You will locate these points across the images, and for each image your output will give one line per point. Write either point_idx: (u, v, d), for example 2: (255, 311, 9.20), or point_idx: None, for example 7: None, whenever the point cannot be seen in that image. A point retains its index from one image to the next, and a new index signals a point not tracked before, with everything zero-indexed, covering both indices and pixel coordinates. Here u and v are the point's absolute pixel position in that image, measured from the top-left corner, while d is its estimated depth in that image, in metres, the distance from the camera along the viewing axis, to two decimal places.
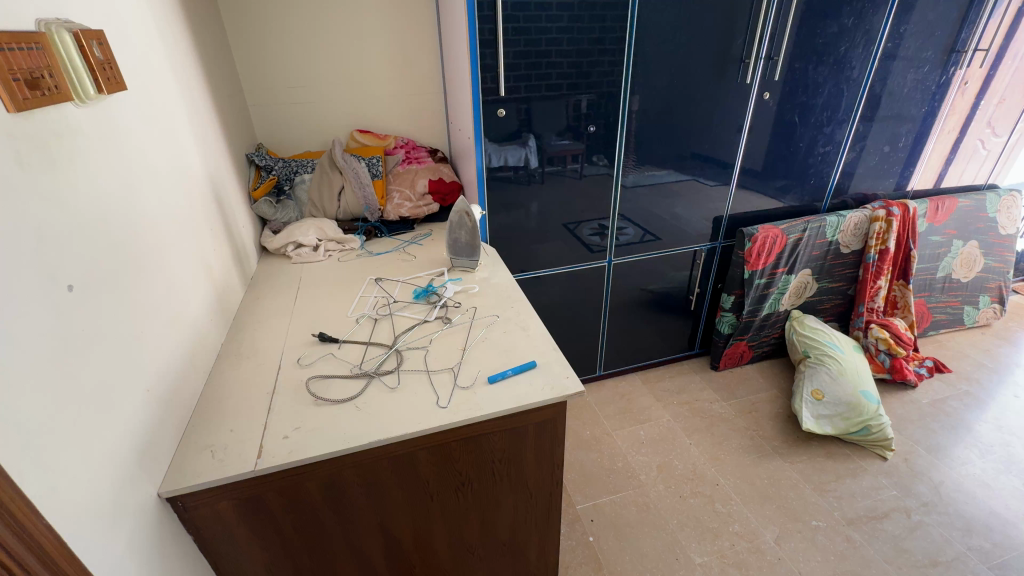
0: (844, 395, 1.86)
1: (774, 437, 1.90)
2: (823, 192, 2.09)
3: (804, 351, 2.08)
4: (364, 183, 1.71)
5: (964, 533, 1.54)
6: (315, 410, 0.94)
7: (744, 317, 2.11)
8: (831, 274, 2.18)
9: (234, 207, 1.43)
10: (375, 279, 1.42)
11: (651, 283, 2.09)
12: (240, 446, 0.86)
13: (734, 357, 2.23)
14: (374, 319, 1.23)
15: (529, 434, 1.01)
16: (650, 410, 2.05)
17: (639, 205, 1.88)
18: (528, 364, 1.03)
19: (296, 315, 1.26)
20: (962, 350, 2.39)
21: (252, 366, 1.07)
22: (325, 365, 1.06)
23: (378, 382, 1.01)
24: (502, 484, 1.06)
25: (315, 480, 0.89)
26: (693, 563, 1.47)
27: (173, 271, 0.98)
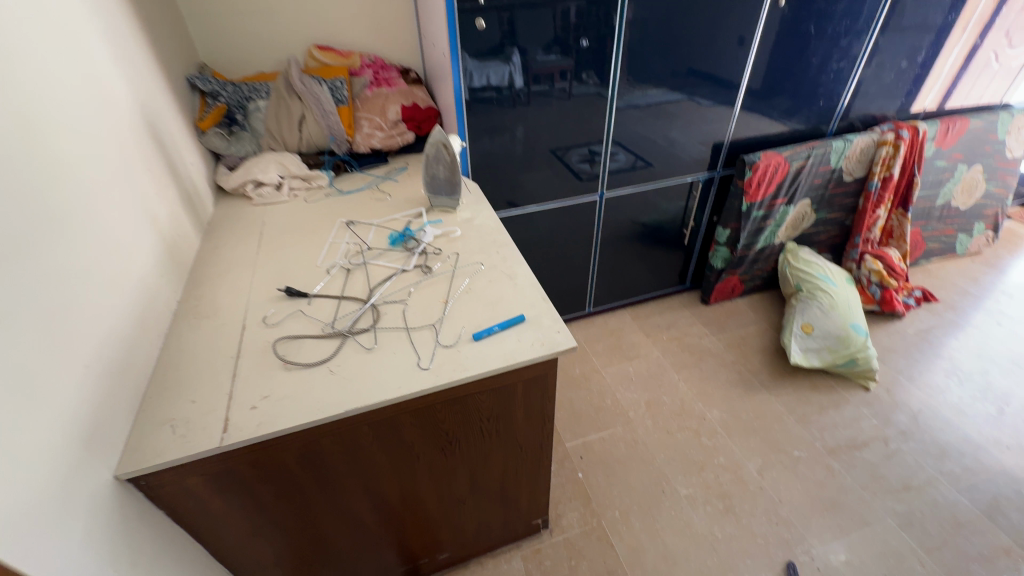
0: (834, 329, 1.85)
1: (761, 371, 1.91)
2: (832, 114, 1.94)
3: (797, 284, 2.04)
4: (327, 110, 1.52)
5: (937, 458, 1.60)
6: (285, 376, 0.86)
7: (738, 250, 2.04)
8: (830, 204, 2.09)
9: (178, 141, 1.25)
10: (347, 222, 1.29)
11: (643, 215, 1.98)
12: (203, 420, 0.79)
13: (725, 291, 2.19)
14: (347, 269, 1.13)
15: (518, 392, 0.96)
16: (639, 346, 2.04)
17: (634, 131, 1.72)
18: (517, 318, 0.95)
19: (260, 266, 1.15)
20: (951, 278, 2.38)
21: (213, 326, 0.97)
22: (294, 323, 0.97)
23: (354, 341, 0.93)
24: (491, 440, 1.02)
25: (290, 450, 0.84)
26: (678, 495, 1.51)
27: (106, 223, 0.85)
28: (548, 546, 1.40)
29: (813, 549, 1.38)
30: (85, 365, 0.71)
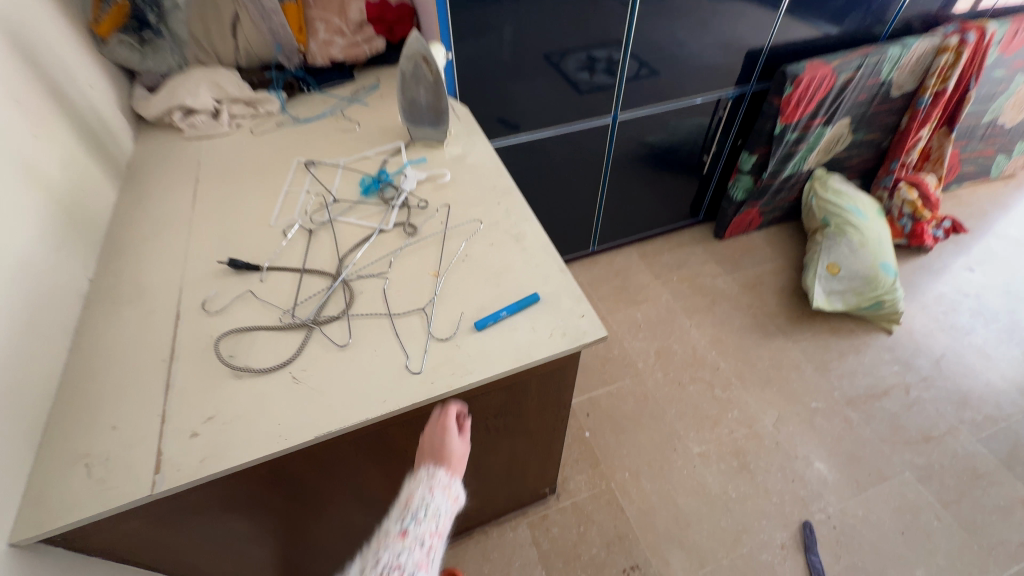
0: (862, 269, 1.68)
1: (778, 315, 1.77)
2: (890, 12, 1.62)
3: (823, 218, 1.84)
4: (267, 8, 1.13)
5: (958, 406, 1.53)
6: (235, 386, 0.67)
7: (763, 180, 1.81)
8: (870, 124, 1.83)
9: (66, 55, 0.93)
10: (306, 163, 1.02)
11: (651, 133, 1.67)
12: (128, 456, 0.60)
13: (742, 225, 1.99)
14: (309, 229, 0.89)
15: (531, 387, 0.78)
16: (647, 289, 1.87)
17: (652, 35, 1.40)
18: (531, 297, 0.75)
19: (197, 227, 0.90)
20: (982, 206, 2.20)
21: (138, 316, 0.75)
22: (244, 310, 0.75)
23: (321, 334, 0.72)
24: (498, 434, 0.87)
25: (252, 479, 0.66)
26: (691, 454, 1.43)
27: None
28: (556, 512, 1.32)
29: (829, 506, 1.33)
30: None
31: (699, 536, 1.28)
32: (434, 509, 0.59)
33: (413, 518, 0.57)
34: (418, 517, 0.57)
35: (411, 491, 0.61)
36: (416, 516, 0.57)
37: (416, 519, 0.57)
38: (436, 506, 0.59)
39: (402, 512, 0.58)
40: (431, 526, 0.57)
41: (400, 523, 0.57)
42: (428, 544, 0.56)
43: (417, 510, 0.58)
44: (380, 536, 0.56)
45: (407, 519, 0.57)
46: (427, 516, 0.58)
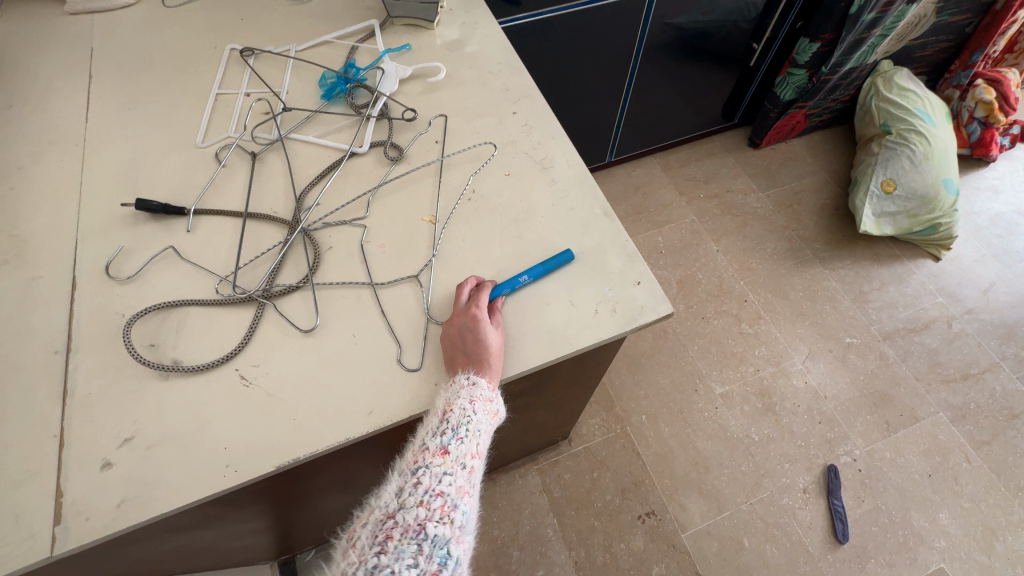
0: (922, 187, 1.46)
1: (816, 238, 1.58)
2: None
3: (883, 124, 1.56)
4: None
5: (1002, 340, 1.41)
6: (158, 392, 0.48)
7: (820, 75, 1.50)
8: (961, 1, 1.47)
9: None
10: (242, 51, 0.73)
11: (676, 13, 1.32)
12: (12, 500, 0.43)
13: (783, 131, 1.71)
14: (252, 153, 0.64)
15: (562, 367, 0.62)
16: (670, 208, 1.64)
17: None
18: (564, 255, 0.55)
19: (93, 147, 0.64)
20: None
21: (16, 286, 0.53)
22: (166, 276, 0.54)
23: (277, 313, 0.52)
24: (515, 412, 0.71)
25: (201, 506, 0.50)
26: (713, 395, 1.32)
27: None
28: (567, 458, 1.24)
29: (856, 448, 1.26)
30: None
31: (718, 481, 1.21)
32: (478, 422, 0.45)
33: (454, 432, 0.44)
34: (461, 432, 0.44)
35: (447, 395, 0.46)
36: (458, 432, 0.43)
37: (457, 434, 0.44)
38: (480, 422, 0.45)
39: (440, 421, 0.45)
40: (472, 446, 0.44)
41: (438, 438, 0.43)
42: (470, 466, 0.43)
43: (458, 422, 0.44)
44: (413, 450, 0.44)
45: (447, 432, 0.44)
46: (472, 433, 0.44)
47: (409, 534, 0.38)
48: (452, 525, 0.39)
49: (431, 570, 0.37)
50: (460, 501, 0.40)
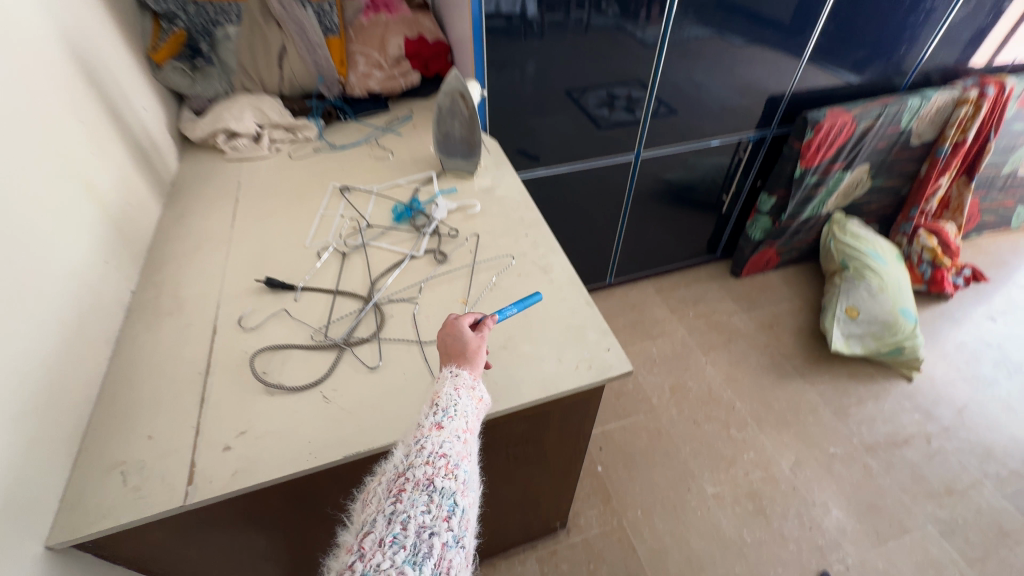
0: (881, 313, 1.68)
1: (796, 356, 1.76)
2: (910, 65, 1.66)
3: (841, 261, 1.84)
4: (314, 42, 1.22)
5: (982, 459, 1.49)
6: (266, 403, 0.68)
7: (782, 221, 1.83)
8: (889, 171, 1.85)
9: (123, 77, 0.98)
10: (341, 188, 1.06)
11: (669, 171, 1.71)
12: (162, 466, 0.62)
13: (759, 264, 2.00)
14: (342, 253, 0.91)
15: (554, 420, 0.79)
16: (663, 323, 1.87)
17: (671, 77, 1.44)
18: (535, 296, 0.77)
19: (235, 244, 0.93)
20: (1002, 255, 2.19)
21: (177, 330, 0.77)
22: (278, 329, 0.78)
23: (352, 356, 0.74)
24: (517, 464, 0.87)
25: (276, 497, 0.67)
26: (705, 494, 1.40)
27: (16, 198, 0.63)
28: (566, 548, 1.30)
29: (848, 557, 1.29)
30: None
31: None
32: (465, 406, 0.54)
33: (446, 412, 0.53)
34: (452, 411, 0.53)
35: (436, 390, 0.56)
36: (448, 412, 0.52)
37: (449, 413, 0.53)
38: (466, 404, 0.54)
39: (433, 407, 0.54)
40: (463, 422, 0.52)
41: (432, 418, 0.52)
42: (464, 437, 0.51)
43: (449, 405, 0.53)
44: (414, 429, 0.52)
45: (440, 413, 0.53)
46: (460, 413, 0.53)
47: (420, 486, 0.45)
48: (456, 480, 0.47)
49: (442, 514, 0.44)
50: (460, 462, 0.48)
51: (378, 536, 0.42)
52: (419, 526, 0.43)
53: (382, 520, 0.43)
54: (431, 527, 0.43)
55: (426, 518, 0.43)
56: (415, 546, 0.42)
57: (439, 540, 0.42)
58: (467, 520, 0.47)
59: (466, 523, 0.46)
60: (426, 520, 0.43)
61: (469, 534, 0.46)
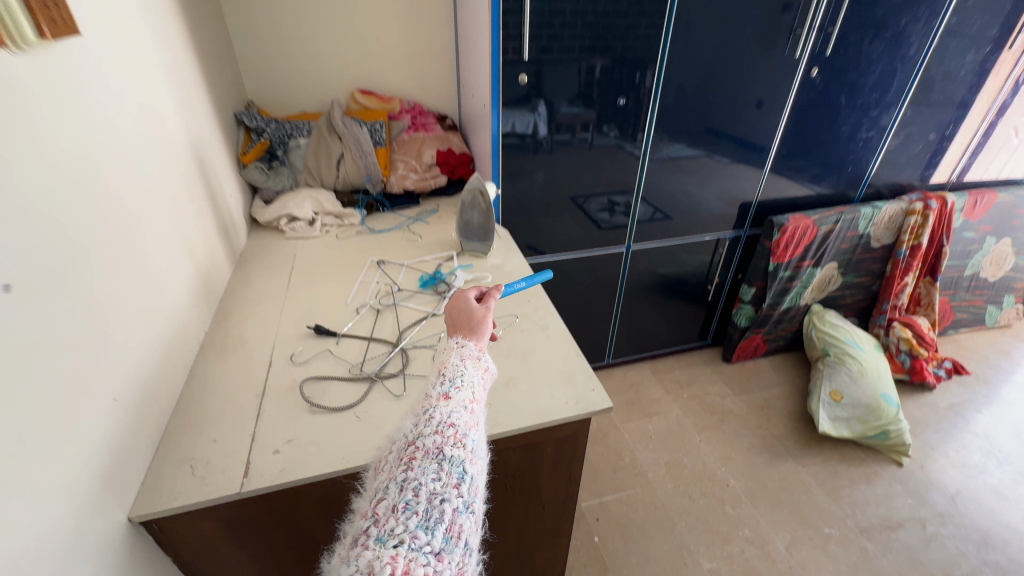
0: (863, 397, 1.79)
1: (787, 437, 1.83)
2: (860, 181, 1.95)
3: (823, 348, 2.00)
4: (366, 151, 1.55)
5: (979, 545, 1.50)
6: (310, 419, 0.83)
7: (763, 310, 2.02)
8: (857, 269, 2.07)
9: (220, 172, 1.26)
10: (377, 261, 1.29)
11: (663, 266, 1.96)
12: (223, 463, 0.76)
13: (748, 350, 2.15)
14: (376, 310, 1.11)
15: (548, 452, 0.92)
16: (659, 403, 1.98)
17: (656, 185, 1.73)
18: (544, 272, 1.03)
19: (290, 300, 1.14)
20: (981, 350, 2.32)
21: (240, 362, 0.95)
22: (322, 364, 0.95)
23: (381, 387, 0.90)
24: (515, 499, 0.97)
25: (309, 501, 0.79)
26: (701, 569, 1.42)
27: (149, 251, 0.85)
28: None
29: None
30: (110, 398, 0.68)
31: None
32: (469, 377, 0.62)
33: (453, 384, 0.60)
34: (458, 383, 0.60)
35: (444, 363, 0.64)
36: (454, 383, 0.60)
37: (455, 386, 0.60)
38: (472, 373, 0.63)
39: (441, 379, 0.61)
40: (468, 393, 0.60)
41: (440, 389, 0.59)
42: (469, 407, 0.59)
43: (455, 377, 0.61)
44: (423, 400, 0.59)
45: (447, 385, 0.60)
46: (466, 384, 0.60)
47: (430, 455, 0.52)
48: (463, 449, 0.53)
49: (452, 482, 0.50)
50: (466, 431, 0.55)
51: (391, 503, 0.48)
52: (430, 492, 0.49)
53: (396, 486, 0.50)
54: (441, 493, 0.49)
55: (436, 485, 0.49)
56: (427, 511, 0.48)
57: (449, 505, 0.49)
58: (475, 486, 0.53)
59: (474, 489, 0.53)
60: (436, 487, 0.49)
61: (476, 498, 0.53)
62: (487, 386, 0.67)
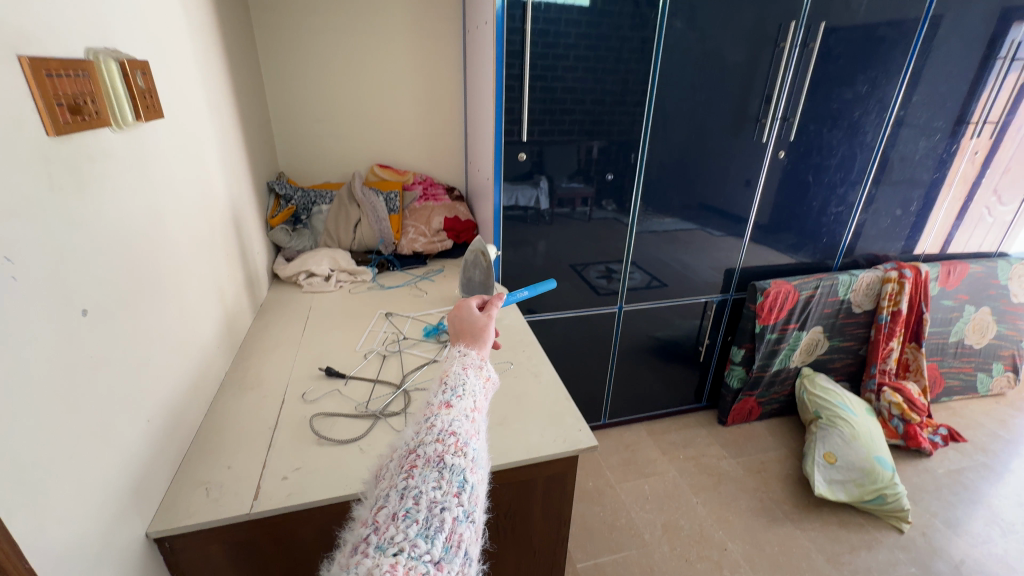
0: (858, 460, 1.80)
1: (784, 501, 1.82)
2: (836, 251, 2.11)
3: (815, 411, 2.04)
4: (380, 217, 1.72)
5: None
6: (317, 450, 0.90)
7: (754, 371, 2.08)
8: (842, 333, 2.16)
9: (251, 231, 1.42)
10: (385, 313, 1.40)
11: (658, 330, 2.06)
12: (236, 486, 0.82)
13: (742, 413, 2.18)
14: (382, 355, 1.21)
15: (537, 489, 0.98)
16: (655, 463, 1.99)
17: (647, 252, 1.88)
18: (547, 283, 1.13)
19: (304, 346, 1.24)
20: (976, 418, 2.34)
21: (256, 398, 1.03)
22: (331, 402, 1.03)
23: (384, 423, 0.97)
24: (505, 538, 1.02)
25: (311, 527, 0.84)
26: None
27: (191, 294, 0.97)
28: None
29: None
30: (146, 420, 0.77)
31: None
32: (470, 386, 0.61)
33: (454, 392, 0.59)
34: (459, 392, 0.59)
35: (447, 372, 0.63)
36: (456, 391, 0.59)
37: (457, 394, 0.59)
38: (472, 384, 0.62)
39: (443, 387, 0.61)
40: (470, 401, 0.59)
41: (442, 397, 0.59)
42: (471, 416, 0.58)
43: (456, 386, 0.60)
44: (425, 408, 0.58)
45: (448, 394, 0.59)
46: (467, 393, 0.60)
47: (431, 463, 0.50)
48: (465, 457, 0.52)
49: (453, 491, 0.49)
50: (467, 440, 0.53)
51: (391, 511, 0.47)
52: (430, 501, 0.48)
53: (395, 495, 0.48)
54: (442, 502, 0.48)
55: (436, 494, 0.48)
56: (427, 520, 0.46)
57: (449, 514, 0.47)
58: (476, 496, 0.51)
59: (475, 499, 0.51)
60: (437, 496, 0.48)
61: (477, 509, 0.51)
62: (489, 394, 0.66)
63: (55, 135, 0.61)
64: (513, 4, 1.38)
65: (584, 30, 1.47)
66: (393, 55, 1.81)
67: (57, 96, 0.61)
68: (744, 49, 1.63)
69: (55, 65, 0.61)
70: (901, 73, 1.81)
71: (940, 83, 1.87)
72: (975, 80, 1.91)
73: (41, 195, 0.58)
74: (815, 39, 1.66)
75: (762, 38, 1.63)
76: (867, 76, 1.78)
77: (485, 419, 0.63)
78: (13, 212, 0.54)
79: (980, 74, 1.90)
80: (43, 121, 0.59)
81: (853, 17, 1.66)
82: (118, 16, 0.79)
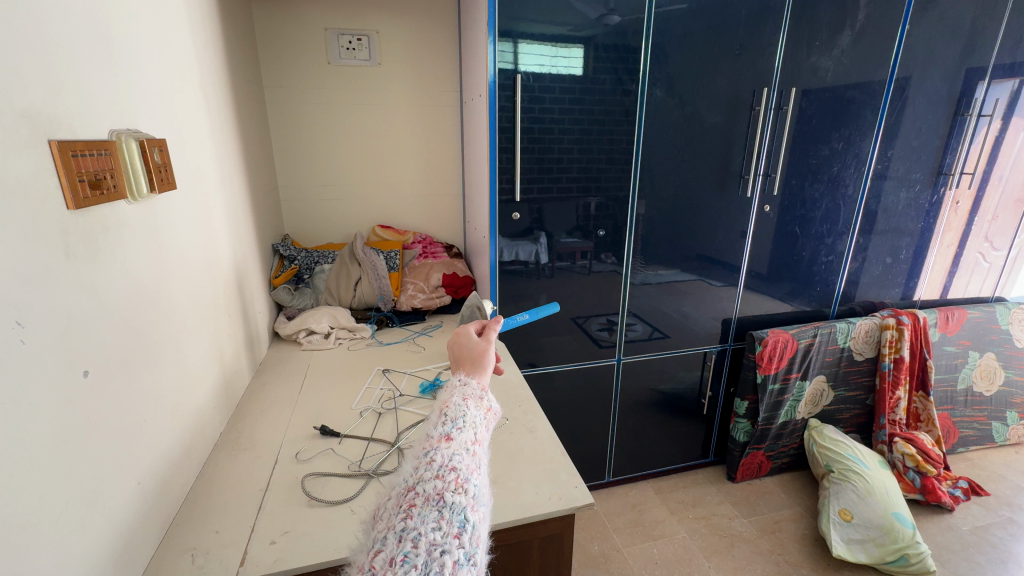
0: (876, 517, 1.72)
1: (802, 563, 1.72)
2: (831, 298, 2.13)
3: (826, 464, 1.99)
4: (381, 274, 1.77)
5: None
6: (308, 512, 0.89)
7: (759, 423, 2.05)
8: (846, 381, 2.14)
9: (254, 292, 1.46)
10: (383, 370, 1.42)
11: (660, 382, 2.05)
12: (223, 551, 0.80)
13: (751, 468, 2.12)
14: (378, 413, 1.20)
15: (534, 550, 0.95)
16: (663, 525, 1.91)
17: (646, 303, 1.90)
18: (543, 309, 1.12)
19: (301, 405, 1.24)
20: (997, 470, 2.25)
21: (250, 461, 1.02)
22: (325, 461, 1.02)
23: (377, 482, 0.96)
24: None
25: None
26: None
27: (191, 353, 0.99)
28: None
29: None
30: (136, 481, 0.76)
31: None
32: (470, 418, 0.61)
33: (454, 425, 0.59)
34: (459, 424, 0.59)
35: (449, 403, 0.63)
36: (456, 424, 0.59)
37: (457, 426, 0.58)
38: (473, 417, 0.62)
39: (442, 420, 0.60)
40: (471, 434, 0.59)
41: (442, 430, 0.58)
42: (471, 449, 0.57)
43: (456, 418, 0.60)
44: (425, 441, 0.57)
45: (448, 426, 0.58)
46: (468, 425, 0.59)
47: (430, 502, 0.49)
48: (466, 494, 0.51)
49: (453, 532, 0.48)
50: (467, 476, 0.53)
51: (389, 555, 0.45)
52: (429, 544, 0.46)
53: (393, 538, 0.47)
54: (441, 545, 0.46)
55: (436, 536, 0.47)
56: (426, 565, 0.45)
57: (450, 557, 0.46)
58: (477, 537, 0.50)
59: (476, 540, 0.50)
60: (436, 538, 0.47)
61: (478, 551, 0.50)
62: (489, 425, 0.66)
63: (74, 209, 0.66)
64: (506, 77, 1.50)
65: (575, 97, 1.58)
66: (394, 125, 1.94)
67: (79, 173, 0.66)
68: (721, 112, 1.74)
69: (81, 147, 0.67)
70: (874, 130, 1.92)
71: (913, 138, 1.96)
72: (948, 135, 2.01)
73: (57, 264, 0.62)
74: (788, 101, 1.77)
75: (736, 102, 1.74)
76: (841, 135, 1.89)
77: (485, 452, 0.62)
78: (27, 279, 0.57)
79: (952, 130, 2.00)
80: (65, 197, 0.64)
81: (821, 80, 1.79)
82: (141, 102, 0.87)
